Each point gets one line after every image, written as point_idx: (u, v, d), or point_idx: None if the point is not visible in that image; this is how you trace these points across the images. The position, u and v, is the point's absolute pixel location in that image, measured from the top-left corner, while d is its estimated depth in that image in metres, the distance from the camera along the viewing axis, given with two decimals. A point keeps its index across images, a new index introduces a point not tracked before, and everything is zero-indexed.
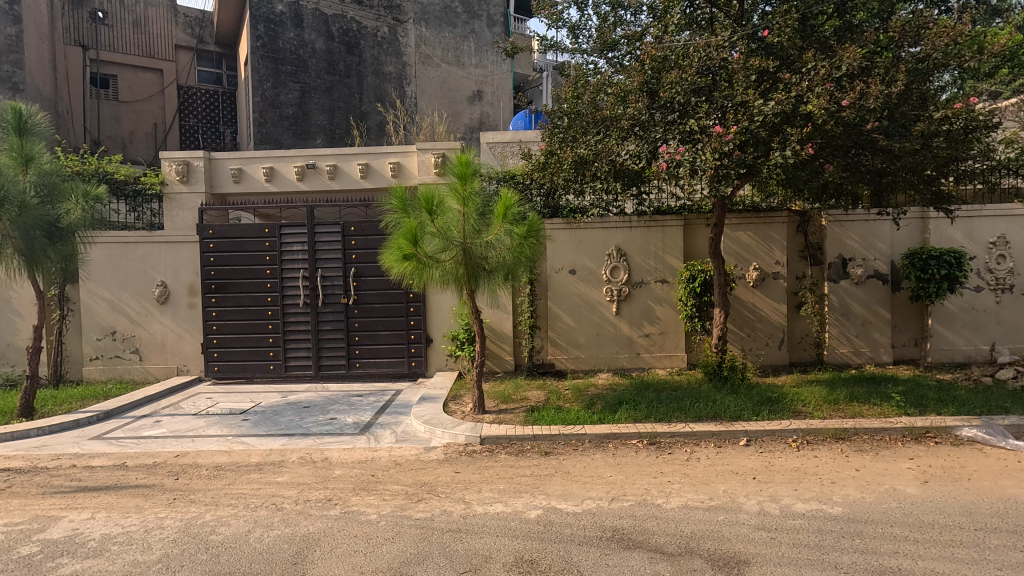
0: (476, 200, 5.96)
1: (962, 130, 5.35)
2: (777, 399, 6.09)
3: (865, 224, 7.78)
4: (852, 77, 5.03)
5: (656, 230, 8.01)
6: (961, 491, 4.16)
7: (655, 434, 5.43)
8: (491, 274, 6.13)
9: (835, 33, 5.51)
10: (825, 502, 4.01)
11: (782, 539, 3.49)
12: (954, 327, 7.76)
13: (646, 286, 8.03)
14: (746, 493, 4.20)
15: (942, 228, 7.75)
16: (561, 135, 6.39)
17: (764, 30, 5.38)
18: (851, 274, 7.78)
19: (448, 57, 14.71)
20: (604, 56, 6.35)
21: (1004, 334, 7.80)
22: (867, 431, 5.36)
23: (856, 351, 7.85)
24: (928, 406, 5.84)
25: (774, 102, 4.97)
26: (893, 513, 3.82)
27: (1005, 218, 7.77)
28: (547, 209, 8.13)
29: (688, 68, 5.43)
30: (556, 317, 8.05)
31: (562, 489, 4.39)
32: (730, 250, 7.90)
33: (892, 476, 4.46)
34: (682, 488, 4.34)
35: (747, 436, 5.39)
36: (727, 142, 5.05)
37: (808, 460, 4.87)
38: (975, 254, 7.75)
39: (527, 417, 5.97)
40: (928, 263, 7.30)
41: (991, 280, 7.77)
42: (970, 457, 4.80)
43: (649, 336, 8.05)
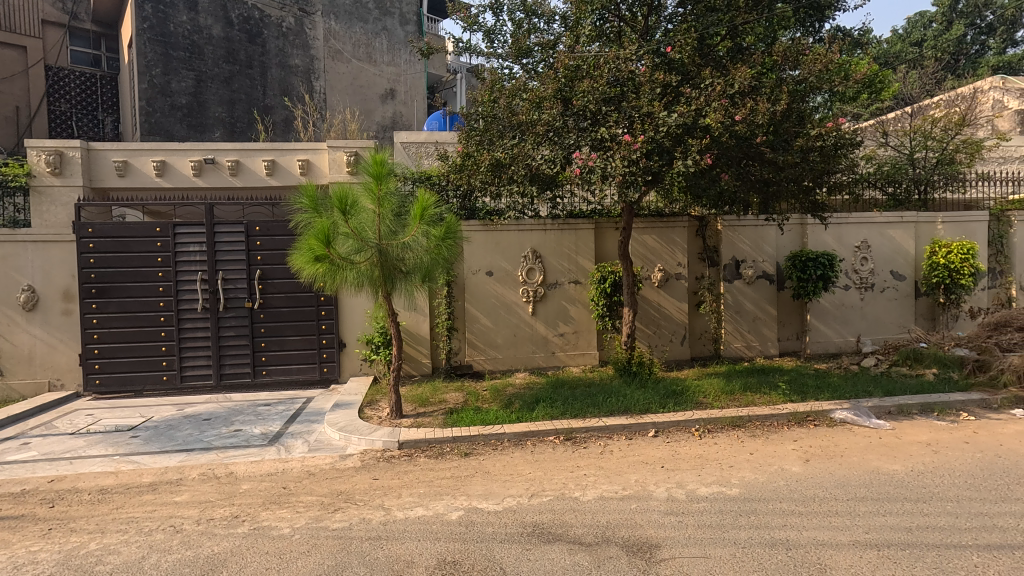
0: (392, 201, 5.85)
1: (833, 147, 6.01)
2: (681, 392, 6.52)
3: (755, 228, 8.53)
4: (744, 94, 5.48)
5: (569, 233, 8.29)
6: (836, 466, 4.69)
7: (571, 430, 5.62)
8: (408, 276, 6.02)
9: (728, 54, 6.00)
10: (724, 484, 4.37)
11: (688, 521, 3.76)
12: (828, 322, 8.71)
13: (560, 286, 8.27)
14: (656, 481, 4.47)
15: (818, 233, 8.67)
16: (478, 138, 6.48)
17: (667, 47, 5.77)
18: (743, 274, 8.51)
19: (359, 53, 14.25)
20: (519, 62, 6.51)
21: (868, 327, 8.87)
22: (758, 418, 5.87)
23: (748, 345, 8.58)
24: (808, 392, 6.52)
25: (676, 115, 5.30)
26: (781, 489, 4.24)
27: (867, 225, 8.83)
28: (463, 211, 8.14)
29: (599, 78, 5.68)
30: (474, 318, 8.08)
31: (482, 489, 4.42)
32: (638, 252, 8.32)
33: (779, 457, 4.93)
34: (598, 480, 4.53)
35: (655, 427, 5.73)
36: (635, 151, 5.33)
37: (709, 446, 5.27)
38: (845, 256, 8.75)
39: (446, 420, 5.94)
40: (807, 265, 8.15)
41: (856, 279, 8.79)
42: (842, 436, 5.43)
43: (564, 336, 8.31)
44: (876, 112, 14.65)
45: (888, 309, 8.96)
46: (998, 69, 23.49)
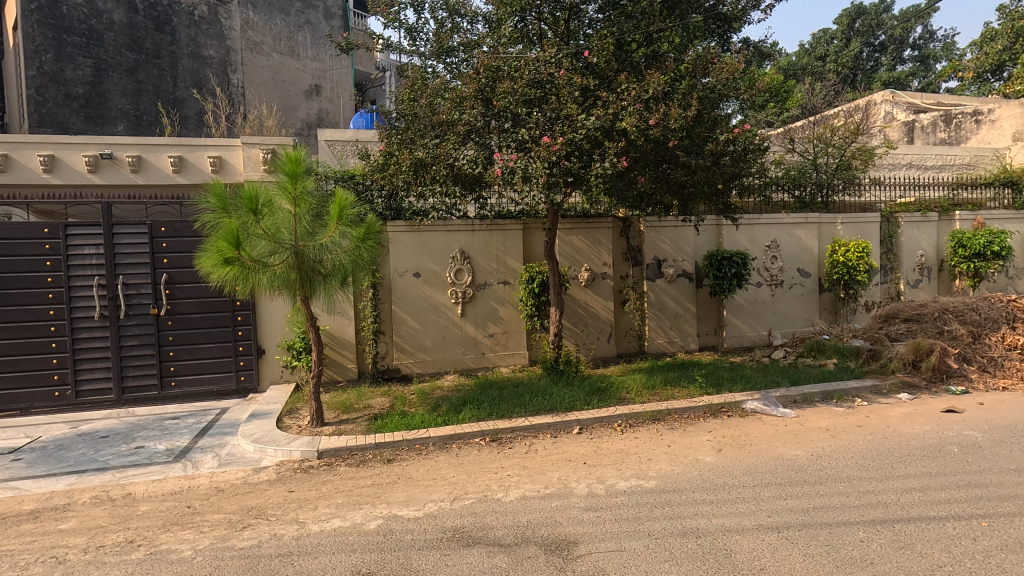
0: (308, 201, 5.64)
1: (741, 152, 6.33)
2: (605, 389, 6.68)
3: (674, 229, 8.89)
4: (657, 99, 5.68)
5: (497, 233, 8.30)
6: (746, 454, 4.95)
7: (497, 431, 5.61)
8: (328, 279, 5.81)
9: (644, 60, 6.21)
10: (642, 477, 4.50)
11: (606, 516, 3.83)
12: (742, 317, 9.22)
13: (489, 287, 8.27)
14: (577, 478, 4.54)
15: (732, 234, 9.15)
16: (399, 137, 6.38)
17: (585, 51, 5.90)
18: (665, 273, 8.85)
19: (280, 47, 13.63)
20: (441, 62, 6.46)
21: (778, 321, 9.46)
22: (677, 411, 6.11)
23: (670, 341, 8.92)
24: (723, 384, 6.87)
25: (594, 118, 5.42)
26: (694, 479, 4.42)
27: (776, 226, 9.41)
28: (389, 211, 7.97)
29: (518, 80, 5.74)
30: (401, 320, 7.91)
31: (404, 496, 4.33)
32: (565, 252, 8.44)
33: (694, 448, 5.14)
34: (521, 480, 4.55)
35: (580, 424, 5.83)
36: (554, 152, 5.40)
37: (630, 441, 5.42)
38: (756, 255, 9.28)
39: (369, 426, 5.78)
40: (722, 263, 8.58)
41: (767, 276, 9.34)
42: (752, 425, 5.75)
43: (494, 336, 8.30)
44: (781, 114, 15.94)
45: (796, 304, 9.60)
46: (889, 83, 25.80)
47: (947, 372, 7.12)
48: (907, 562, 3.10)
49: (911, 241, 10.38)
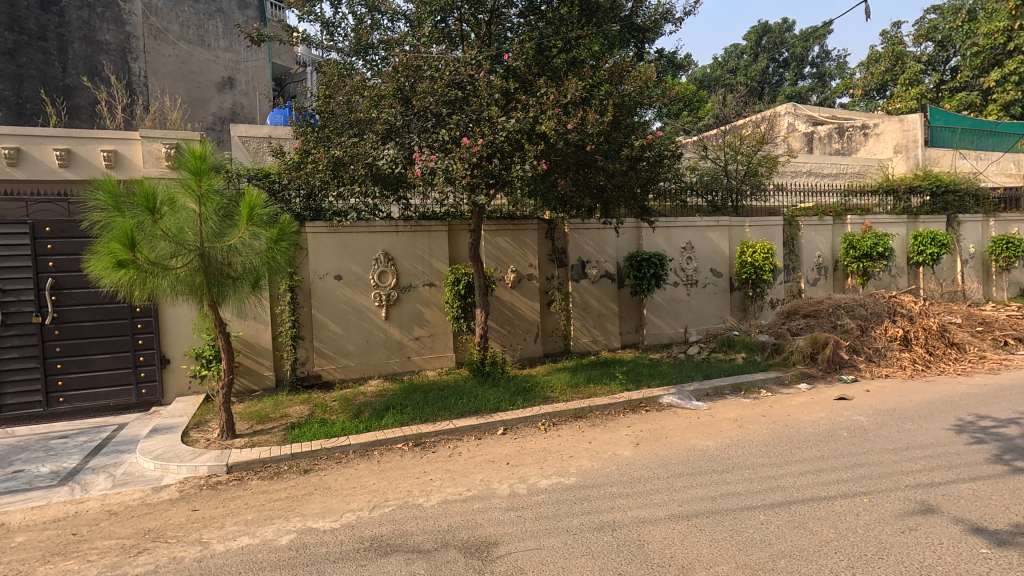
0: (215, 199, 5.32)
1: (656, 157, 6.59)
2: (530, 389, 6.75)
3: (597, 231, 9.15)
4: (576, 104, 5.81)
5: (422, 235, 8.18)
6: (661, 447, 5.16)
7: (421, 435, 5.53)
8: (238, 282, 5.47)
9: (564, 65, 6.34)
10: (563, 474, 4.59)
11: (526, 515, 3.87)
12: (661, 315, 9.63)
13: (414, 289, 8.13)
14: (500, 478, 4.56)
15: (650, 236, 9.55)
16: (316, 135, 6.16)
17: (506, 54, 5.96)
18: (588, 274, 9.08)
19: (188, 35, 12.71)
20: (361, 59, 6.31)
21: (694, 319, 9.97)
22: (598, 408, 6.28)
23: (594, 339, 9.16)
24: (642, 381, 7.13)
25: (514, 120, 5.47)
26: (613, 474, 4.56)
27: (691, 229, 9.91)
28: (307, 211, 7.65)
29: (438, 80, 5.72)
30: (322, 325, 7.61)
31: (320, 507, 4.16)
32: (491, 254, 8.45)
33: (614, 443, 5.31)
34: (443, 484, 4.50)
35: (504, 424, 5.86)
36: (474, 153, 5.40)
37: (552, 439, 5.51)
38: (673, 256, 9.73)
39: (285, 436, 5.52)
40: (642, 264, 8.92)
41: (683, 276, 9.82)
42: (668, 419, 6.02)
43: (419, 339, 8.18)
44: (692, 118, 16.96)
45: (709, 302, 10.15)
46: (792, 97, 27.91)
47: (840, 363, 7.78)
48: (800, 540, 3.34)
49: (809, 243, 11.28)
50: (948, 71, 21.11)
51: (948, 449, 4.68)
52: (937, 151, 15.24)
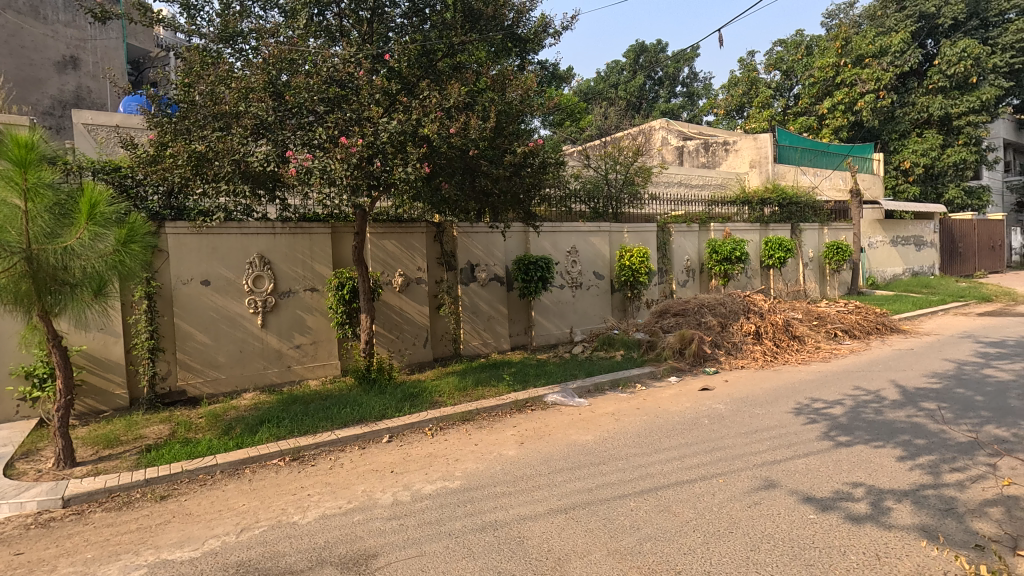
0: (46, 195, 4.62)
1: (539, 165, 6.81)
2: (417, 394, 6.66)
3: (485, 235, 9.26)
4: (459, 109, 5.86)
5: (302, 237, 7.74)
6: (544, 444, 5.33)
7: (299, 448, 5.24)
8: (76, 290, 4.82)
9: (447, 69, 6.36)
10: (448, 478, 4.57)
11: (408, 522, 3.81)
12: (548, 317, 9.97)
13: (294, 294, 7.68)
14: (383, 488, 4.44)
15: (537, 240, 9.84)
16: (175, 127, 5.63)
17: (387, 55, 5.88)
18: (478, 277, 9.15)
19: (16, 4, 11.02)
20: (228, 48, 5.87)
21: (578, 320, 10.42)
22: (486, 409, 6.36)
23: (484, 342, 9.25)
24: (528, 381, 7.33)
25: (395, 122, 5.40)
26: (497, 474, 4.63)
27: (575, 233, 10.37)
28: (168, 210, 6.94)
29: (314, 76, 5.48)
30: (186, 335, 6.93)
31: (178, 536, 3.78)
32: (377, 257, 8.21)
33: (499, 444, 5.40)
34: (322, 498, 4.29)
35: (390, 432, 5.72)
36: (353, 154, 5.25)
37: (439, 443, 5.48)
38: (559, 260, 10.11)
39: (140, 460, 4.95)
40: (529, 268, 9.16)
41: (568, 279, 10.24)
42: (552, 417, 6.24)
43: (301, 347, 7.74)
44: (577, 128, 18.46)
45: (593, 303, 10.68)
46: (666, 113, 30.26)
47: (704, 357, 8.55)
48: (664, 522, 3.61)
49: (679, 248, 12.30)
50: (791, 97, 24.08)
51: (788, 429, 5.32)
52: (783, 167, 17.30)
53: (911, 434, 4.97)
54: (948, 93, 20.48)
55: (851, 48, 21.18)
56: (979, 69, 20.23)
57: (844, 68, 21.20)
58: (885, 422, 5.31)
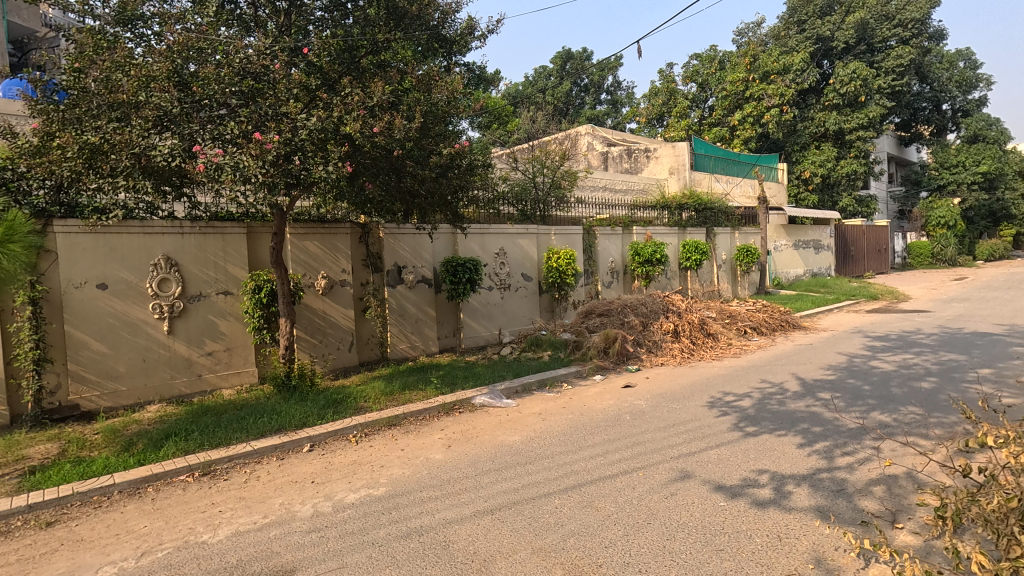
0: None
1: (465, 166, 6.80)
2: (341, 400, 6.45)
3: (412, 236, 9.12)
4: (382, 108, 5.75)
5: (214, 237, 7.28)
6: (472, 447, 5.33)
7: (210, 462, 4.92)
8: None
9: (371, 66, 6.22)
10: (372, 486, 4.46)
11: (329, 534, 3.67)
12: (476, 319, 9.97)
13: (205, 298, 7.20)
14: (302, 499, 4.26)
15: (465, 242, 9.82)
16: (64, 116, 5.13)
17: (306, 49, 5.68)
18: (405, 279, 8.99)
19: None
20: (127, 32, 5.46)
21: (507, 321, 10.50)
22: (412, 414, 6.26)
23: (412, 345, 9.10)
24: (456, 383, 7.29)
25: (313, 118, 5.20)
26: (423, 479, 4.56)
27: (503, 235, 10.44)
28: (57, 206, 6.30)
29: (225, 67, 5.18)
30: (79, 344, 6.31)
31: (66, 565, 3.43)
32: (298, 259, 7.86)
33: (426, 448, 5.33)
34: (235, 514, 4.05)
35: (311, 441, 5.49)
36: (269, 151, 4.99)
37: (363, 450, 5.32)
38: (487, 261, 10.14)
39: (21, 484, 4.45)
40: (457, 269, 9.11)
41: (497, 281, 10.30)
42: (480, 418, 6.24)
43: (213, 354, 7.27)
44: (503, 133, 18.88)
45: (521, 305, 10.79)
46: (591, 119, 31.18)
47: (627, 356, 8.87)
48: (587, 518, 3.71)
49: (604, 250, 12.69)
50: (706, 109, 25.52)
51: (702, 422, 5.62)
52: (699, 174, 18.30)
53: (809, 422, 5.40)
54: (842, 110, 22.46)
55: (758, 65, 22.75)
56: (867, 90, 22.32)
57: (752, 82, 22.74)
58: (787, 412, 5.74)
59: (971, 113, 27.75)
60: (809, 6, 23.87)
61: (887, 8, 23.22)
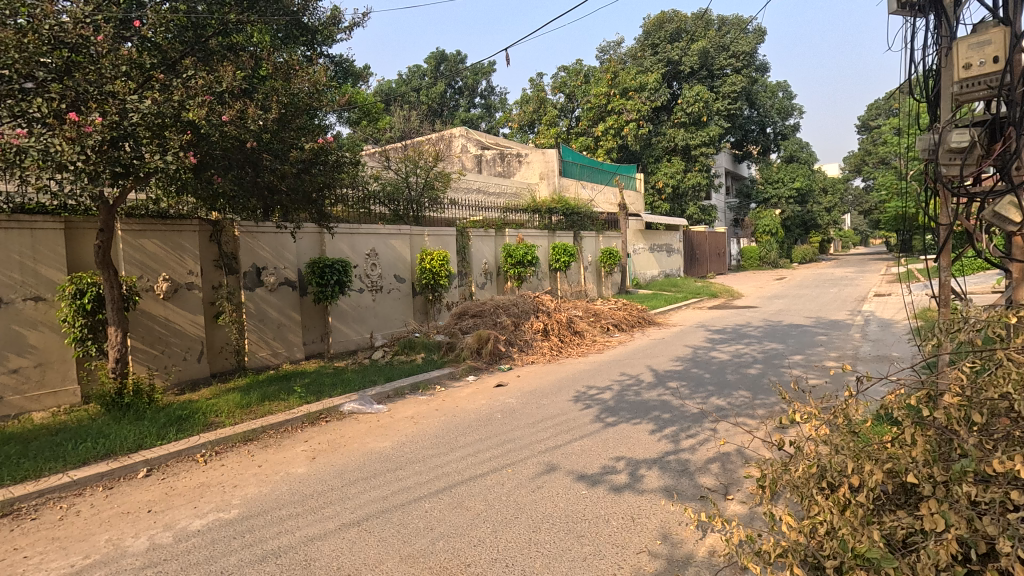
0: None
1: (332, 164, 6.45)
2: (187, 417, 5.79)
3: (272, 235, 8.48)
4: (234, 95, 5.30)
5: (19, 232, 6.13)
6: (338, 457, 5.08)
7: (14, 500, 4.15)
8: None
9: (220, 48, 5.67)
10: (223, 509, 4.06)
11: (168, 569, 3.27)
12: (346, 322, 9.55)
13: (8, 306, 6.04)
14: (135, 533, 3.74)
15: (333, 242, 9.34)
16: None
17: (138, 21, 5.02)
18: (265, 282, 8.33)
19: None
20: None
21: (379, 324, 10.18)
22: (273, 426, 5.81)
23: (273, 352, 8.44)
24: (323, 391, 6.90)
25: (147, 100, 4.62)
26: (283, 496, 4.25)
27: (374, 236, 10.10)
28: None
29: (29, 34, 4.41)
30: None
31: None
32: (133, 259, 6.90)
33: (287, 462, 4.98)
34: (47, 558, 3.46)
35: (148, 464, 4.87)
36: (89, 134, 4.37)
37: (214, 470, 4.83)
38: (357, 263, 9.74)
39: None
40: (324, 271, 8.60)
41: (368, 283, 9.95)
42: (348, 426, 5.96)
43: (20, 372, 6.12)
44: (373, 131, 18.37)
45: (394, 307, 10.53)
46: (466, 122, 31.46)
47: (500, 355, 9.05)
48: (456, 519, 3.72)
49: (477, 252, 12.85)
50: (573, 119, 26.96)
51: (568, 416, 5.92)
52: (567, 181, 19.24)
53: (660, 409, 5.93)
54: (688, 128, 24.97)
55: (619, 81, 24.50)
56: (708, 111, 24.99)
57: (613, 97, 24.44)
58: (642, 402, 6.25)
59: (788, 137, 32.43)
60: (661, 31, 26.22)
61: (724, 40, 26.18)
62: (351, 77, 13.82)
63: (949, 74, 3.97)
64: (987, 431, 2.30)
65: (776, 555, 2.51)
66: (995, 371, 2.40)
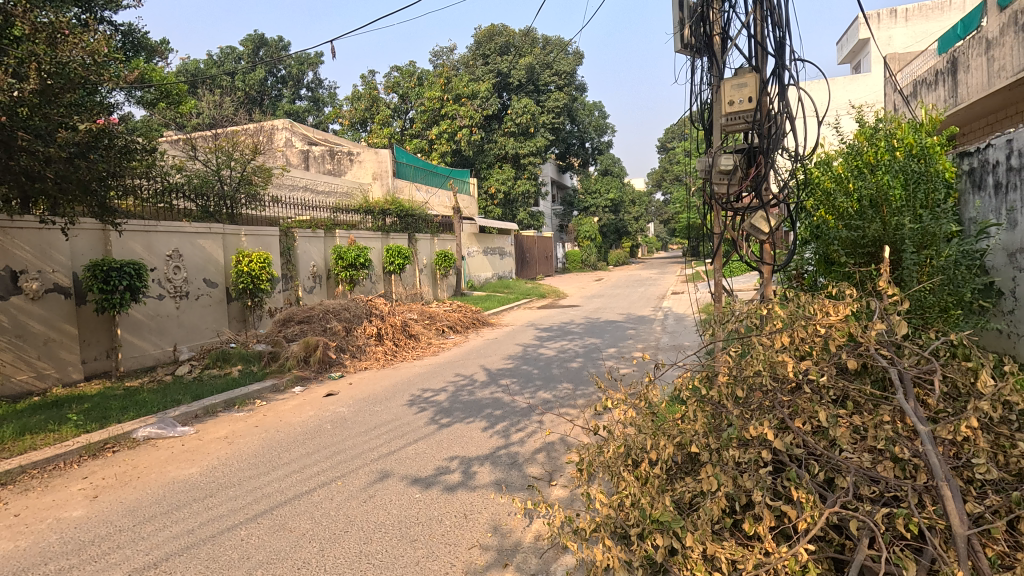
0: None
1: (118, 149, 5.51)
2: None
3: (36, 232, 6.98)
4: None
5: None
6: (128, 492, 4.33)
7: None
8: None
9: None
10: None
11: None
12: (141, 334, 8.22)
13: None
14: None
15: (121, 241, 7.99)
16: None
17: None
18: (25, 288, 6.80)
19: None
20: None
21: (184, 335, 8.95)
22: (37, 465, 4.77)
23: (38, 375, 6.90)
24: (108, 417, 5.86)
25: None
26: (50, 548, 3.50)
27: (177, 235, 8.85)
28: None
29: None
30: None
31: None
32: None
33: (56, 506, 4.11)
34: None
35: None
36: None
37: None
38: (155, 265, 8.46)
39: None
40: (109, 275, 7.28)
41: (170, 288, 8.69)
42: (144, 455, 5.14)
43: None
44: (175, 116, 16.21)
45: (203, 315, 9.35)
46: (290, 114, 29.47)
47: (330, 363, 8.56)
48: (278, 542, 3.43)
49: (303, 254, 12.00)
50: (407, 120, 26.84)
51: (402, 421, 5.82)
52: (401, 182, 18.92)
53: (492, 407, 6.16)
54: (517, 137, 26.23)
55: (451, 86, 24.90)
56: (535, 123, 26.52)
57: (446, 102, 24.81)
58: (475, 401, 6.42)
59: (604, 152, 36.01)
60: (491, 43, 27.21)
61: (547, 58, 27.95)
62: (144, 50, 12.44)
63: (718, 108, 4.77)
64: (746, 403, 2.76)
65: (590, 530, 2.75)
66: (751, 354, 2.89)
